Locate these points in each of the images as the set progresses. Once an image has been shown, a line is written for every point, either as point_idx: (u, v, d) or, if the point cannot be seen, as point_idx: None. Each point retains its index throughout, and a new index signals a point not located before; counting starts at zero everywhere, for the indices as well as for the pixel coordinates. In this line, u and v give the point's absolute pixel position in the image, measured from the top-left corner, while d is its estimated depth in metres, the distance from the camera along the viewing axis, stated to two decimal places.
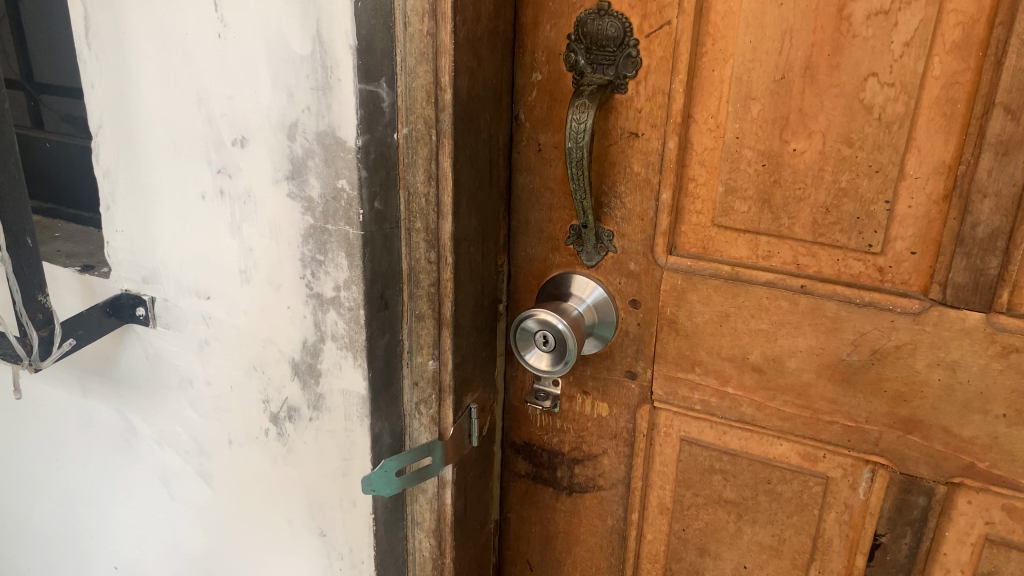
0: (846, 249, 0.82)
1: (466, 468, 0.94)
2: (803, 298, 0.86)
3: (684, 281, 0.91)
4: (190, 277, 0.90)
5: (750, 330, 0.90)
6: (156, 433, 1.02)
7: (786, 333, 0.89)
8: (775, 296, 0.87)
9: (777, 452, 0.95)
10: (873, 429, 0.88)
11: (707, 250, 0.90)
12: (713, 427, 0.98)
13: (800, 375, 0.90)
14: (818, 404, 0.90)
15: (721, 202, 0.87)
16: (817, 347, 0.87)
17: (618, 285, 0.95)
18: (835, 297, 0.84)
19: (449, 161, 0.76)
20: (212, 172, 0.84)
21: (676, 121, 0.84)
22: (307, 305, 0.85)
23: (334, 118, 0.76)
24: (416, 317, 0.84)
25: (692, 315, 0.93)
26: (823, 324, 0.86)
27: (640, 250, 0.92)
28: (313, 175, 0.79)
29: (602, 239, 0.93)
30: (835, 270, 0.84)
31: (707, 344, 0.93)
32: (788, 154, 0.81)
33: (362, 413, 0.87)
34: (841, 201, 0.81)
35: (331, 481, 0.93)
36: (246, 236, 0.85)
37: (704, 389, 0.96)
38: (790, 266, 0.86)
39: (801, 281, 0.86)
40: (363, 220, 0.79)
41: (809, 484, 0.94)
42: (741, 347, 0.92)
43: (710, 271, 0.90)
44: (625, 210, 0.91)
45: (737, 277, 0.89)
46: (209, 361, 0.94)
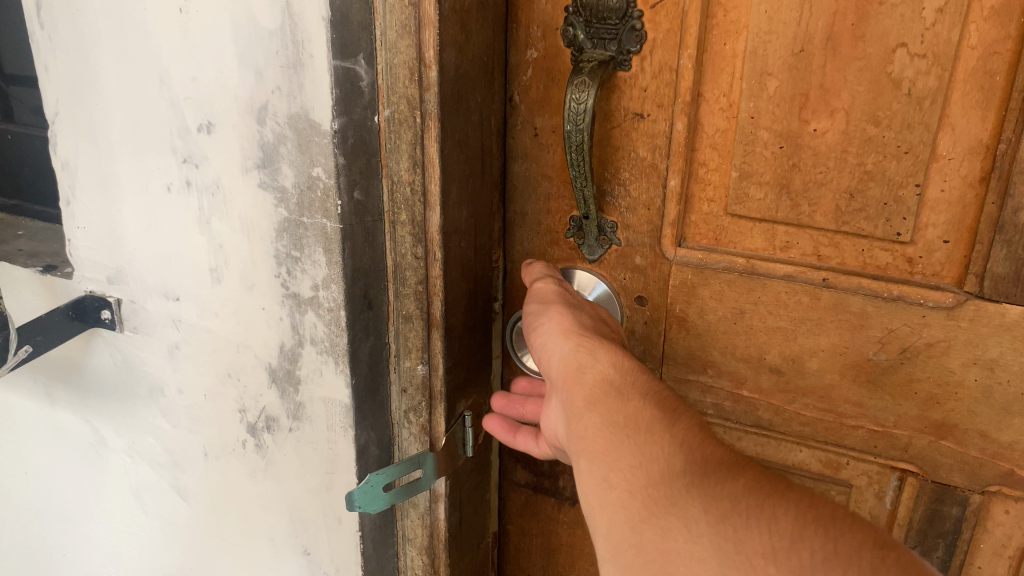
0: (872, 238, 0.75)
1: (461, 480, 0.86)
2: (826, 294, 0.79)
3: (694, 276, 0.84)
4: (157, 276, 0.83)
5: (767, 328, 0.83)
6: (128, 444, 0.93)
7: (808, 332, 0.81)
8: (794, 291, 0.80)
9: (797, 458, 0.88)
10: (902, 435, 0.81)
11: (718, 242, 0.83)
12: (726, 434, 0.90)
13: (823, 377, 0.82)
14: (844, 409, 0.83)
15: (734, 189, 0.79)
16: (842, 345, 0.80)
17: (623, 281, 0.88)
18: (860, 291, 0.77)
19: (436, 145, 0.69)
20: (177, 162, 0.76)
21: (684, 100, 0.77)
22: (284, 306, 0.78)
23: (307, 99, 0.68)
24: (403, 318, 0.77)
25: (702, 312, 0.85)
26: (849, 322, 0.79)
27: (647, 242, 0.85)
28: (286, 163, 0.71)
29: (605, 231, 0.86)
30: (860, 261, 0.77)
31: (720, 344, 0.86)
32: (809, 136, 0.74)
33: (347, 424, 0.80)
34: (868, 186, 0.73)
35: (314, 497, 0.84)
36: (216, 231, 0.77)
37: (717, 392, 0.89)
38: (810, 257, 0.79)
39: (823, 274, 0.78)
40: (342, 212, 0.71)
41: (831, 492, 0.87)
42: (756, 348, 0.84)
43: (723, 264, 0.82)
44: (629, 199, 0.84)
45: (752, 271, 0.81)
46: (181, 367, 0.85)
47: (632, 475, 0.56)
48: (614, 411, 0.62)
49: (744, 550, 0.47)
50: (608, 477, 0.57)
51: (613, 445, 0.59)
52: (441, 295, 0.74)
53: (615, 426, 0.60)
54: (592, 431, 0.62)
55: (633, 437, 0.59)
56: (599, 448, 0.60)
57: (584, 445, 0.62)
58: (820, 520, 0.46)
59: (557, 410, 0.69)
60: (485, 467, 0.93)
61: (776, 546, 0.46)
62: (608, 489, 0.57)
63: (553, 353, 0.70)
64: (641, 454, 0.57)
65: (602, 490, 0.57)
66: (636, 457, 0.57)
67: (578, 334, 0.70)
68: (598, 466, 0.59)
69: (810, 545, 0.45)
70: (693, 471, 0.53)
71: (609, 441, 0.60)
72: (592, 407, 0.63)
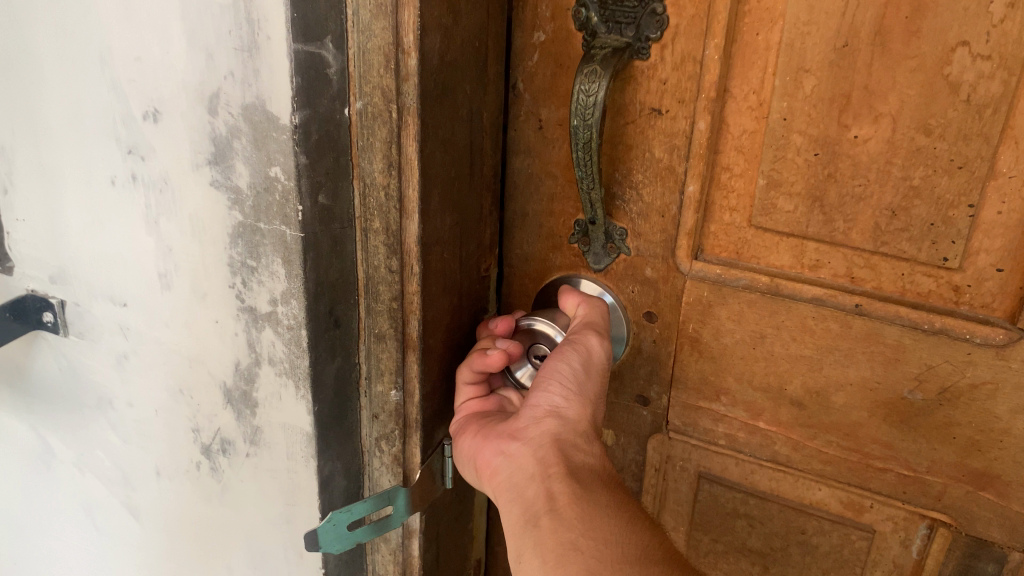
0: (915, 261, 0.64)
1: (437, 511, 0.77)
2: (858, 323, 0.68)
3: (711, 293, 0.73)
4: (103, 279, 0.74)
5: (789, 356, 0.73)
6: (77, 457, 0.85)
7: (836, 364, 0.71)
8: (822, 316, 0.70)
9: (815, 498, 0.78)
10: (936, 483, 0.71)
11: (737, 255, 0.72)
12: (739, 466, 0.81)
13: (851, 416, 0.72)
14: (874, 451, 0.73)
15: (759, 198, 0.69)
16: (872, 380, 0.70)
17: (630, 294, 0.77)
18: (898, 321, 0.66)
19: (415, 146, 0.59)
20: (122, 153, 0.67)
21: (707, 96, 0.66)
22: (239, 320, 0.68)
23: (263, 87, 0.58)
24: (376, 338, 0.68)
25: (716, 333, 0.75)
26: (883, 357, 0.68)
27: (659, 253, 0.74)
28: (240, 160, 0.62)
29: (612, 237, 0.75)
30: (899, 286, 0.66)
31: (735, 370, 0.76)
32: (847, 146, 0.63)
33: (308, 453, 0.70)
34: (914, 204, 0.62)
35: (274, 528, 0.76)
36: (164, 233, 0.68)
37: (730, 422, 0.79)
38: (841, 279, 0.68)
39: (856, 299, 0.67)
40: (303, 218, 0.61)
41: (851, 537, 0.78)
42: (776, 376, 0.74)
43: (743, 281, 0.72)
44: (639, 203, 0.73)
45: (775, 291, 0.70)
46: (130, 379, 0.77)
47: (604, 547, 0.56)
48: (589, 486, 0.60)
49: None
50: (577, 541, 0.56)
51: (586, 514, 0.58)
52: (418, 313, 0.65)
53: (590, 500, 0.59)
54: (563, 496, 0.59)
55: (612, 516, 0.58)
56: (570, 514, 0.58)
57: (549, 507, 0.59)
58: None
59: (514, 459, 0.64)
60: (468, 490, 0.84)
61: None
62: (572, 551, 0.56)
63: (552, 410, 0.64)
64: (618, 533, 0.57)
65: (566, 549, 0.56)
66: (610, 534, 0.57)
67: (586, 407, 0.65)
68: (567, 527, 0.57)
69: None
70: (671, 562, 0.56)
71: (583, 510, 0.58)
72: (568, 478, 0.60)
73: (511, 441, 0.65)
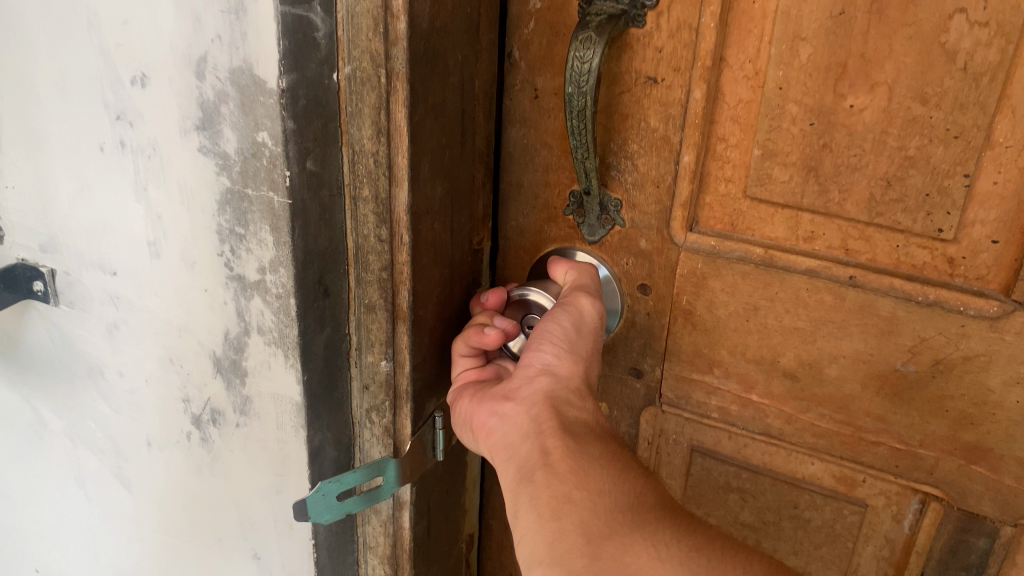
0: (910, 233, 0.64)
1: (428, 484, 0.76)
2: (851, 294, 0.68)
3: (705, 265, 0.73)
4: (93, 248, 0.73)
5: (783, 328, 0.72)
6: (70, 427, 0.85)
7: (830, 337, 0.70)
8: (816, 288, 0.69)
9: (808, 472, 0.78)
10: (928, 456, 0.70)
11: (730, 226, 0.71)
12: (731, 440, 0.80)
13: (845, 389, 0.71)
14: (869, 426, 0.72)
15: (752, 167, 0.68)
16: (866, 353, 0.69)
17: (624, 266, 0.76)
18: (892, 293, 0.66)
19: (404, 112, 0.57)
20: (110, 119, 0.66)
21: (702, 64, 0.65)
22: (228, 289, 0.68)
23: (250, 50, 0.57)
24: (365, 307, 0.66)
25: (710, 305, 0.74)
26: (877, 328, 0.68)
27: (653, 225, 0.73)
28: (227, 125, 0.61)
29: (607, 208, 0.74)
30: (892, 258, 0.65)
31: (729, 343, 0.75)
32: (844, 114, 0.62)
33: (297, 422, 0.71)
34: (909, 174, 0.61)
35: (264, 499, 0.76)
36: (153, 200, 0.67)
37: (724, 395, 0.78)
38: (835, 251, 0.67)
39: (851, 271, 0.67)
40: (290, 184, 0.60)
41: (843, 511, 0.78)
42: (770, 350, 0.73)
43: (737, 253, 0.71)
44: (635, 173, 0.72)
45: (769, 263, 0.70)
46: (121, 349, 0.77)
47: (597, 498, 0.56)
48: (583, 439, 0.60)
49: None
50: (571, 493, 0.56)
51: (579, 466, 0.58)
52: (408, 283, 0.64)
53: (585, 452, 0.59)
54: (557, 450, 0.59)
55: (605, 467, 0.58)
56: (564, 467, 0.58)
57: (544, 462, 0.59)
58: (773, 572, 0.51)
59: (508, 418, 0.63)
60: (459, 462, 0.84)
61: None
62: (566, 504, 0.56)
63: (544, 367, 0.64)
64: (612, 483, 0.57)
65: (560, 503, 0.56)
66: (603, 485, 0.57)
67: (578, 363, 0.64)
68: (561, 481, 0.57)
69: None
70: (663, 508, 0.56)
71: (576, 462, 0.58)
72: (562, 433, 0.60)
73: (505, 402, 0.64)
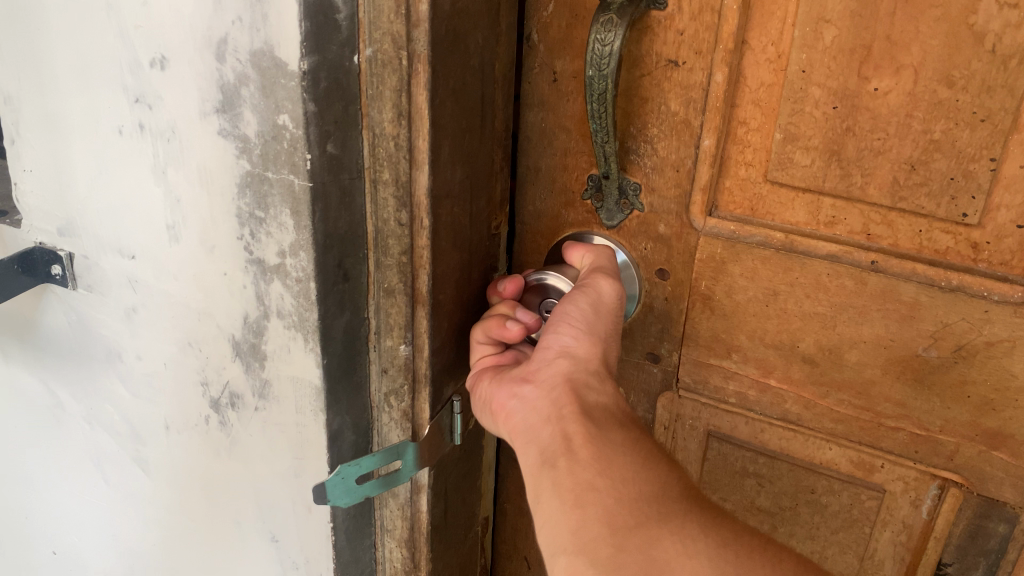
0: (933, 217, 0.63)
1: (445, 468, 0.77)
2: (871, 278, 0.67)
3: (725, 249, 0.71)
4: (111, 232, 0.73)
5: (803, 313, 0.71)
6: (87, 411, 0.85)
7: (851, 323, 0.69)
8: (837, 272, 0.68)
9: (826, 457, 0.76)
10: (949, 442, 0.69)
11: (750, 211, 0.70)
12: (747, 425, 0.79)
13: (866, 376, 0.70)
14: (890, 412, 0.71)
15: (773, 152, 0.67)
16: (887, 338, 0.68)
17: (643, 251, 0.75)
18: (914, 278, 0.65)
19: (425, 95, 0.58)
20: (129, 102, 0.66)
21: (725, 48, 0.64)
22: (248, 273, 0.68)
23: (271, 32, 0.57)
24: (383, 291, 0.67)
25: (729, 291, 0.73)
26: (898, 314, 0.67)
27: (672, 210, 0.72)
28: (247, 108, 0.61)
29: (626, 193, 0.73)
30: (915, 243, 0.64)
31: (747, 329, 0.74)
32: (869, 98, 0.61)
33: (316, 406, 0.70)
34: (932, 158, 0.61)
35: (283, 482, 0.76)
36: (172, 183, 0.67)
37: (742, 380, 0.77)
38: (856, 235, 0.66)
39: (872, 255, 0.66)
40: (311, 167, 0.60)
41: (861, 497, 0.76)
42: (788, 335, 0.72)
43: (758, 238, 0.70)
44: (654, 158, 0.71)
45: (790, 247, 0.69)
46: (139, 333, 0.76)
47: (621, 487, 0.55)
48: (604, 426, 0.59)
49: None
50: (594, 482, 0.56)
51: (601, 454, 0.57)
52: (428, 267, 0.64)
53: (605, 437, 0.58)
54: (578, 435, 0.59)
55: (629, 456, 0.57)
56: (586, 454, 0.57)
57: (566, 448, 0.58)
58: (800, 567, 0.51)
59: (528, 400, 0.63)
60: (474, 445, 0.83)
61: None
62: (590, 492, 0.55)
63: (562, 349, 0.64)
64: (635, 472, 0.56)
65: (584, 491, 0.55)
66: (627, 473, 0.56)
67: (597, 345, 0.64)
68: (584, 468, 0.56)
69: None
70: (688, 498, 0.55)
71: (599, 451, 0.57)
72: (582, 414, 0.60)
73: (524, 384, 0.64)
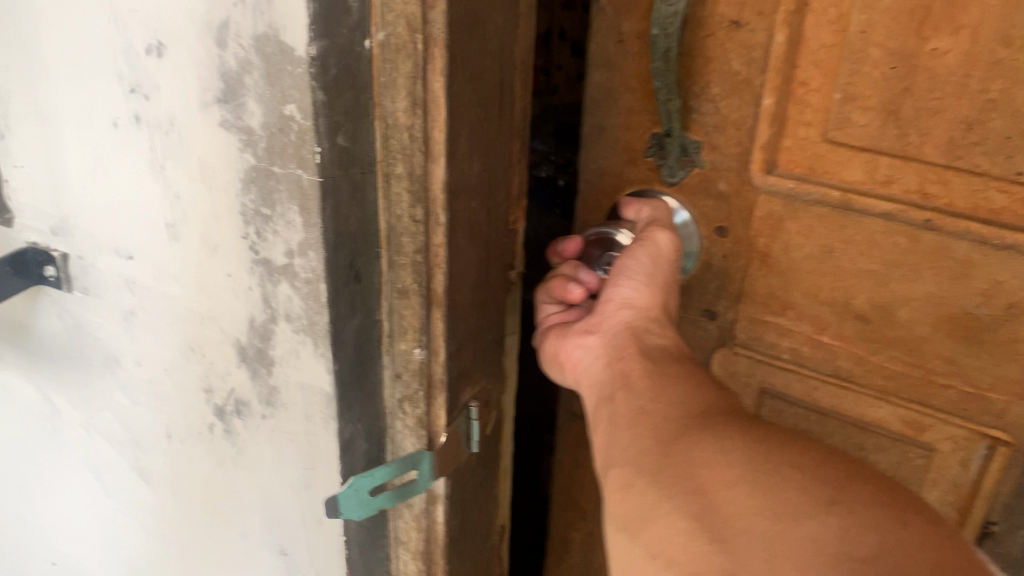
0: (997, 177, 0.57)
1: (462, 479, 0.72)
2: (928, 238, 0.61)
3: (782, 207, 0.65)
4: (107, 229, 0.71)
5: (856, 270, 0.65)
6: (85, 419, 0.85)
7: (907, 289, 0.63)
8: (892, 232, 0.62)
9: (877, 416, 0.69)
10: (998, 400, 0.63)
11: (807, 168, 0.63)
12: (799, 390, 0.72)
13: (923, 348, 0.65)
14: (946, 378, 0.65)
15: (831, 114, 0.61)
16: (937, 295, 0.62)
17: (703, 208, 0.69)
18: (967, 236, 0.59)
19: (441, 81, 0.52)
20: (125, 91, 0.62)
21: (789, 9, 0.59)
22: (254, 274, 0.65)
23: (275, 15, 0.53)
24: (398, 293, 0.62)
25: (785, 250, 0.67)
26: (956, 278, 0.61)
27: (734, 167, 0.66)
28: (251, 98, 0.57)
29: (685, 147, 0.67)
30: (973, 203, 0.58)
31: (802, 296, 0.68)
32: (930, 58, 0.55)
33: (328, 413, 0.68)
34: (988, 118, 0.55)
35: (291, 492, 0.74)
36: (171, 178, 0.64)
37: (795, 336, 0.70)
38: (913, 195, 0.60)
39: (930, 215, 0.60)
40: (320, 161, 0.56)
41: (909, 455, 0.69)
42: (843, 301, 0.66)
43: (815, 196, 0.63)
44: (714, 114, 0.65)
45: (846, 208, 0.63)
46: (139, 337, 0.75)
47: (671, 407, 0.56)
48: (662, 362, 0.60)
49: (770, 482, 0.46)
50: (646, 405, 0.57)
51: (655, 384, 0.58)
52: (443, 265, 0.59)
53: (662, 373, 0.59)
54: (636, 372, 0.60)
55: (681, 382, 0.58)
56: (641, 385, 0.59)
57: (623, 382, 0.60)
58: (841, 464, 0.47)
59: (591, 349, 0.65)
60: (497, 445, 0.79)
61: (804, 463, 0.47)
62: (643, 413, 0.56)
63: (622, 301, 0.64)
64: (686, 395, 0.56)
65: (636, 413, 0.57)
66: (678, 397, 0.56)
67: (659, 294, 0.64)
68: (637, 396, 0.58)
69: (832, 469, 0.47)
70: (732, 413, 0.54)
71: (653, 380, 0.58)
72: (643, 357, 0.61)
73: (588, 333, 0.65)
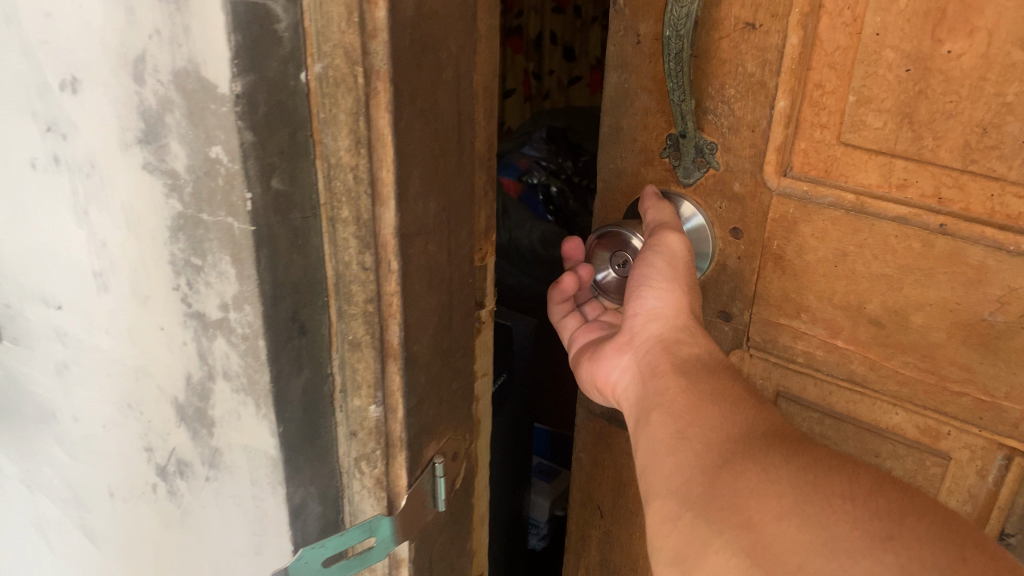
0: (1010, 183, 0.56)
1: (430, 540, 0.67)
2: (944, 244, 0.60)
3: (797, 210, 0.66)
4: (35, 280, 0.65)
5: (870, 275, 0.64)
6: (26, 474, 0.79)
7: (920, 293, 0.63)
8: (908, 236, 0.62)
9: (892, 421, 0.69)
10: (1014, 410, 0.62)
11: (821, 170, 0.64)
12: (813, 392, 0.72)
13: (935, 352, 0.64)
14: (957, 384, 0.64)
15: (844, 115, 0.61)
16: (953, 301, 0.61)
17: (717, 210, 0.70)
18: (983, 242, 0.59)
19: (388, 117, 0.49)
20: (42, 130, 0.56)
21: (800, 10, 0.60)
22: (188, 328, 0.57)
23: (194, 48, 0.46)
24: (348, 347, 0.57)
25: (800, 252, 0.67)
26: (971, 283, 0.60)
27: (748, 168, 0.67)
28: (174, 138, 0.50)
29: (699, 148, 0.69)
30: (989, 208, 0.58)
31: (816, 298, 0.68)
32: (946, 59, 0.56)
33: (275, 478, 0.60)
34: (1004, 121, 0.55)
35: (241, 558, 0.66)
36: (96, 224, 0.57)
37: (810, 340, 0.70)
38: (927, 200, 0.60)
39: (944, 219, 0.60)
40: (253, 207, 0.50)
41: (926, 464, 0.69)
42: (860, 305, 0.66)
43: (829, 200, 0.64)
44: (727, 115, 0.67)
45: (860, 211, 0.63)
46: (72, 391, 0.68)
47: (712, 430, 0.55)
48: (696, 377, 0.61)
49: (822, 514, 0.46)
50: (685, 430, 0.56)
51: (694, 406, 0.58)
52: (397, 317, 0.55)
53: (697, 390, 0.60)
54: (672, 390, 0.61)
55: (719, 402, 0.57)
56: (679, 406, 0.59)
57: (660, 400, 0.61)
58: (890, 489, 0.47)
59: (627, 368, 0.68)
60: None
61: (854, 492, 0.47)
62: (683, 440, 0.56)
63: (648, 311, 0.66)
64: (725, 415, 0.56)
65: (675, 440, 0.56)
66: (718, 419, 0.56)
67: (682, 298, 0.65)
68: (674, 419, 0.58)
69: (880, 497, 0.46)
70: (769, 437, 0.53)
71: (692, 403, 0.58)
72: (674, 372, 0.63)
73: (623, 350, 0.69)
